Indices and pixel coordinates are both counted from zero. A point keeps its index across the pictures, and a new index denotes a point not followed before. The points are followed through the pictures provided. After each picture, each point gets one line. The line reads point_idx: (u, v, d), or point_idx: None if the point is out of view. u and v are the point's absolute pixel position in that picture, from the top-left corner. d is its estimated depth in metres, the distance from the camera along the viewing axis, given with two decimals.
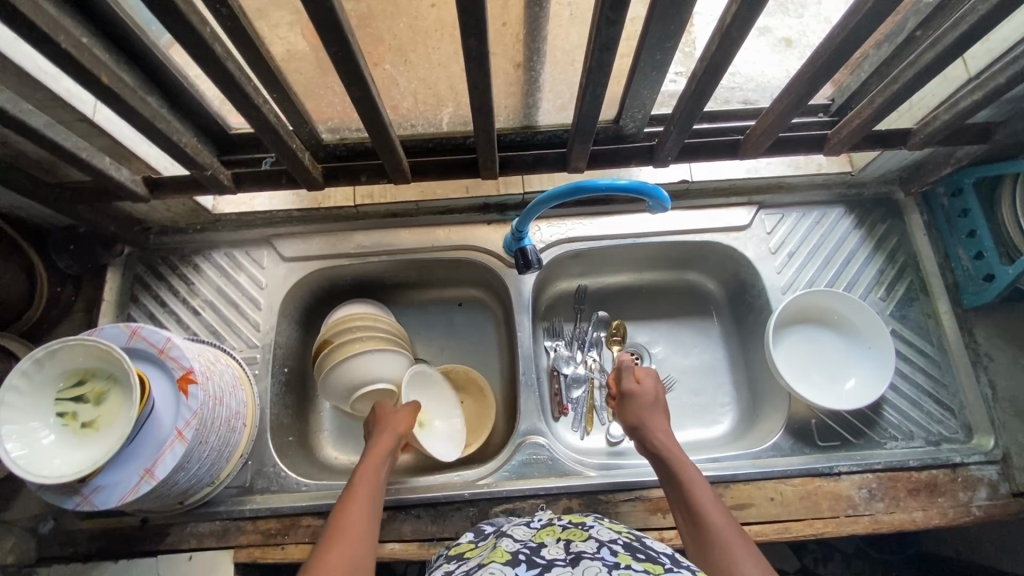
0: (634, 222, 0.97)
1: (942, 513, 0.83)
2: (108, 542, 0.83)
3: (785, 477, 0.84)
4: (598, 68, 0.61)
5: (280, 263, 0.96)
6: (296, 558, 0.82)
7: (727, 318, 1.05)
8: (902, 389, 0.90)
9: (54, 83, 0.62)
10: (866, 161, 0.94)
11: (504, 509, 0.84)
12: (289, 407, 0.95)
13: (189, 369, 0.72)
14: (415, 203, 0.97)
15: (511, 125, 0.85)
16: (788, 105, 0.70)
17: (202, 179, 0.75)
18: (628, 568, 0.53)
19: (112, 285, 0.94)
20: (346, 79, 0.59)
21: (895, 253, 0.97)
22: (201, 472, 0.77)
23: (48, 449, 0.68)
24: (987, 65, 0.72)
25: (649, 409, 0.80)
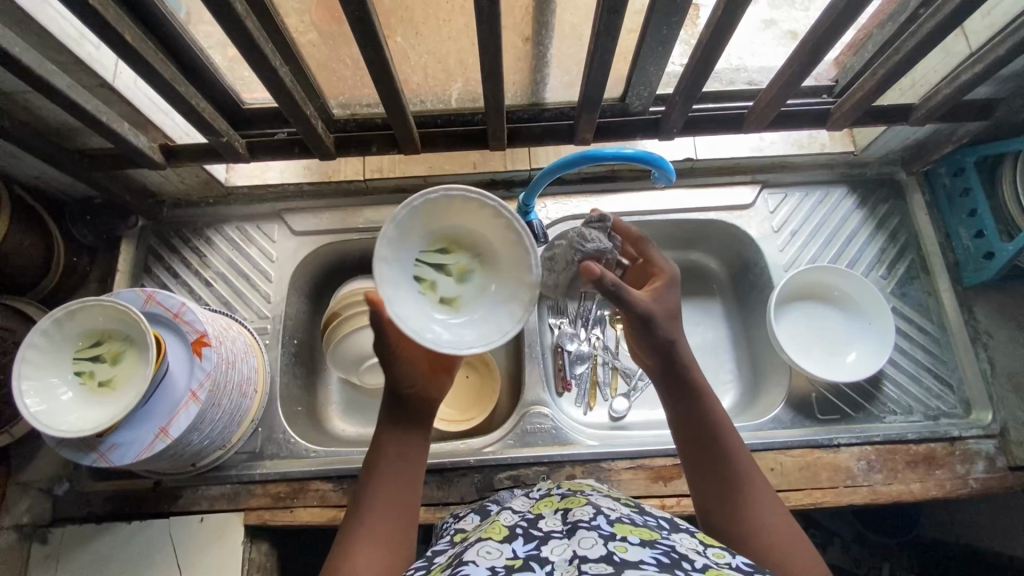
0: (639, 200, 0.99)
1: (940, 485, 0.84)
2: (120, 504, 0.85)
3: (785, 448, 0.86)
4: (605, 35, 0.63)
5: (291, 237, 0.98)
6: (305, 520, 0.84)
7: (730, 296, 1.06)
8: (901, 364, 0.92)
9: (78, 47, 0.65)
10: (869, 139, 0.95)
11: (509, 476, 0.86)
12: (298, 377, 0.97)
13: (203, 332, 0.74)
14: (423, 178, 0.99)
15: (519, 102, 0.86)
16: (789, 76, 0.72)
17: (218, 147, 0.77)
18: (624, 540, 0.53)
19: (126, 256, 0.95)
20: (361, 41, 0.61)
21: (898, 232, 0.98)
22: (213, 434, 0.78)
23: (66, 405, 0.69)
24: (987, 39, 0.74)
25: (674, 323, 0.65)
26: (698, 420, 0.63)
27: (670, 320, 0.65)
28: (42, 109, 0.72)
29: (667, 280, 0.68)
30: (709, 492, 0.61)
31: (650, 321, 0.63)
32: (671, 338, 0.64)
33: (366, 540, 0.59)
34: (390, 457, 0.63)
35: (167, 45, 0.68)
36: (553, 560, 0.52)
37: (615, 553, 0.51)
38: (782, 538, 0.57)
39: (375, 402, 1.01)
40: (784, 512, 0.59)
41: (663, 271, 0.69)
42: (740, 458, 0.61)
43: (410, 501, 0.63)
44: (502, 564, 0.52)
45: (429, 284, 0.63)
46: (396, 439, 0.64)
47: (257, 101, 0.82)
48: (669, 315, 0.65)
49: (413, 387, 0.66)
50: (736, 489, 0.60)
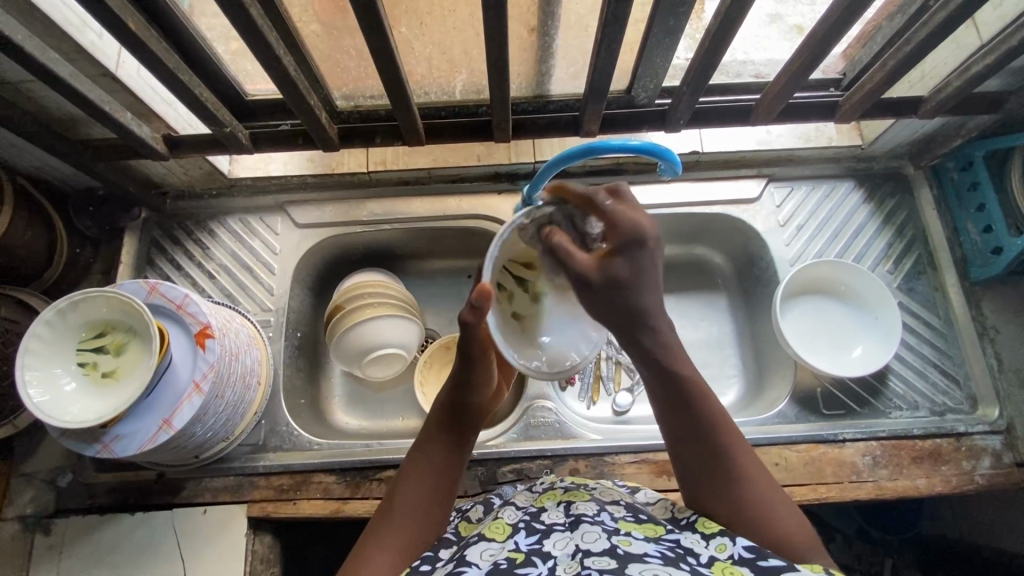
0: (644, 194, 0.98)
1: (946, 481, 0.84)
2: (124, 495, 0.85)
3: (790, 443, 0.86)
4: (613, 24, 0.62)
5: (294, 229, 0.98)
6: (308, 512, 0.84)
7: (735, 291, 1.06)
8: (908, 359, 0.91)
9: (80, 36, 0.65)
10: (877, 133, 0.94)
11: (512, 469, 0.85)
12: (301, 370, 0.97)
13: (206, 323, 0.74)
14: (427, 170, 0.98)
15: (525, 93, 0.85)
16: (798, 67, 0.71)
17: (221, 137, 0.77)
18: (628, 535, 0.53)
19: (129, 249, 0.95)
20: (366, 29, 0.60)
21: (905, 227, 0.97)
22: (217, 426, 0.78)
23: (69, 395, 0.69)
24: (997, 31, 0.73)
25: (637, 291, 0.58)
26: (676, 395, 0.59)
27: (619, 288, 0.58)
28: (45, 99, 0.72)
29: (623, 243, 0.58)
30: (693, 467, 0.59)
31: (592, 292, 0.59)
32: (630, 306, 0.58)
33: (390, 534, 0.59)
34: (431, 460, 0.64)
35: (170, 34, 0.68)
36: (556, 555, 0.52)
37: (618, 547, 0.51)
38: (777, 512, 0.56)
39: (378, 395, 1.01)
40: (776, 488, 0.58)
41: (619, 231, 0.58)
42: (725, 434, 0.59)
43: (440, 509, 0.63)
44: (504, 558, 0.52)
45: (508, 294, 0.69)
46: (441, 446, 0.65)
47: (260, 93, 0.81)
48: (616, 281, 0.58)
49: (469, 400, 0.67)
50: (722, 466, 0.58)
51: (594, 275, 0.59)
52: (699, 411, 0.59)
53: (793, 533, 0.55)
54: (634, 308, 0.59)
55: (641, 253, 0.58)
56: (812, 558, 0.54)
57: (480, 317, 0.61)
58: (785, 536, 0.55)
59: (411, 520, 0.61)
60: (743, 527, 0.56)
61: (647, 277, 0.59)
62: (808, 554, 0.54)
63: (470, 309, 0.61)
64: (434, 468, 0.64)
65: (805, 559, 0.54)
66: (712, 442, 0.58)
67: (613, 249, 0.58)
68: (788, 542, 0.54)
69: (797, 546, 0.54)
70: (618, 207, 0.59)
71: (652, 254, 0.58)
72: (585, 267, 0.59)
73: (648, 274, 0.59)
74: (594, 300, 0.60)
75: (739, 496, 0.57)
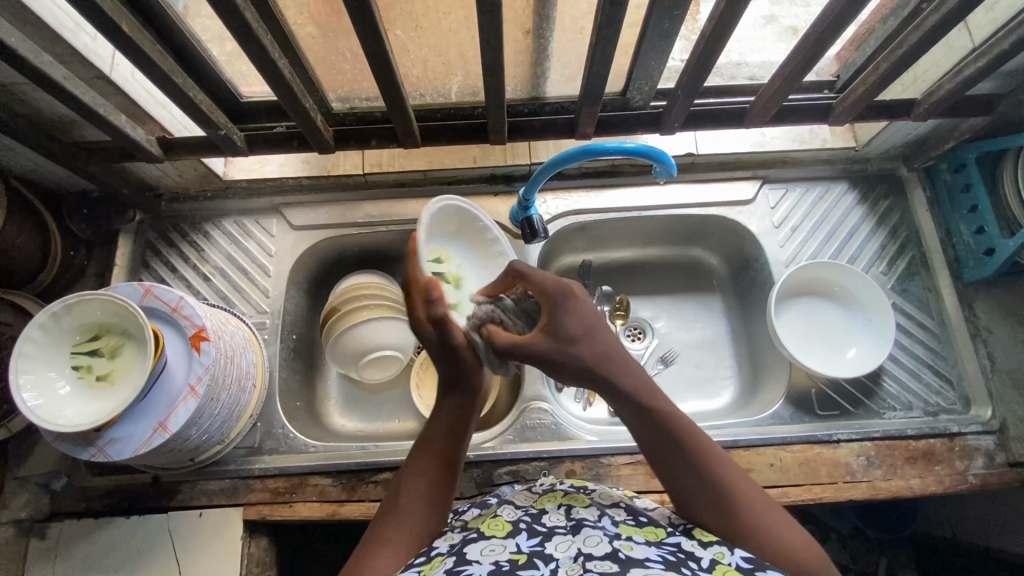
0: (640, 195, 0.98)
1: (939, 481, 0.84)
2: (119, 498, 0.85)
3: (785, 444, 0.86)
4: (607, 27, 0.62)
5: (289, 231, 0.97)
6: (304, 515, 0.84)
7: (730, 293, 1.06)
8: (901, 360, 0.92)
9: (74, 38, 0.65)
10: (871, 135, 0.95)
11: (508, 471, 0.85)
12: (297, 372, 0.97)
13: (201, 326, 0.74)
14: (422, 172, 0.98)
15: (520, 96, 0.85)
16: (793, 69, 0.72)
17: (216, 140, 0.77)
18: (629, 540, 0.54)
19: (123, 251, 0.95)
20: (361, 32, 0.60)
21: (898, 228, 0.98)
22: (212, 429, 0.78)
23: (64, 399, 0.69)
24: (991, 33, 0.74)
25: (591, 341, 0.62)
26: (659, 433, 0.60)
27: (573, 342, 0.62)
28: (39, 102, 0.71)
29: (554, 299, 0.64)
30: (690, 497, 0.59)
31: (547, 356, 0.62)
32: (585, 360, 0.61)
33: (395, 528, 0.60)
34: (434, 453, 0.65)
35: (165, 37, 0.67)
36: (558, 557, 0.52)
37: (620, 551, 0.52)
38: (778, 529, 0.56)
39: (374, 398, 1.01)
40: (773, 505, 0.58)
41: (544, 293, 0.64)
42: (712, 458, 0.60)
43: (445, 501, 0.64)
44: (506, 559, 0.52)
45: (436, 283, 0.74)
46: (444, 437, 0.66)
47: (255, 94, 0.81)
48: (568, 337, 0.62)
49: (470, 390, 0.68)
50: (720, 492, 0.58)
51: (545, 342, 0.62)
52: (686, 443, 0.60)
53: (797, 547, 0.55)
54: (589, 362, 0.62)
55: (571, 308, 0.63)
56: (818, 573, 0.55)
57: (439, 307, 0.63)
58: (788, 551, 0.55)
59: (415, 514, 0.61)
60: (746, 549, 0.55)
61: (591, 326, 0.63)
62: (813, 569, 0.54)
63: (433, 305, 0.63)
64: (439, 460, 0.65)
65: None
66: (704, 466, 0.59)
67: (548, 309, 0.64)
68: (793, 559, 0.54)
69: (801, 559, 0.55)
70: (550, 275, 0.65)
71: (584, 305, 0.64)
72: (529, 339, 0.63)
73: (591, 324, 0.63)
74: (552, 365, 0.63)
75: (740, 515, 0.56)
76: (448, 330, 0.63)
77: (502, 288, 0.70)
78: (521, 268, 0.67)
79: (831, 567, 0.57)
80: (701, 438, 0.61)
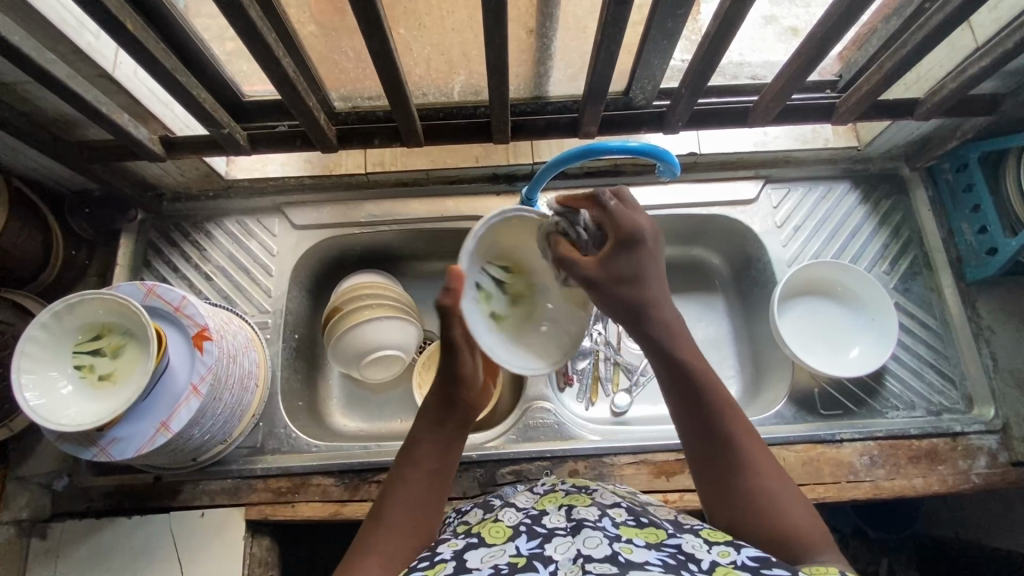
0: (642, 195, 0.98)
1: (942, 481, 0.84)
2: (121, 498, 0.84)
3: (788, 443, 0.86)
4: (612, 26, 0.62)
5: (292, 231, 0.97)
6: (307, 515, 0.83)
7: (732, 292, 1.06)
8: (904, 360, 0.92)
9: (77, 36, 0.65)
10: (873, 135, 0.95)
11: (511, 471, 0.85)
12: (299, 372, 0.97)
13: (203, 326, 0.74)
14: (425, 171, 0.98)
15: (522, 96, 0.85)
16: (797, 68, 0.71)
17: (219, 138, 0.77)
18: (629, 541, 0.53)
19: (125, 251, 0.95)
20: (366, 31, 0.60)
21: (901, 228, 0.98)
22: (214, 429, 0.78)
23: (66, 398, 0.69)
24: (994, 33, 0.74)
25: (637, 286, 0.62)
26: (688, 389, 0.60)
27: (624, 284, 0.62)
28: (41, 100, 0.71)
29: (623, 241, 0.62)
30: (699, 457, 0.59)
31: (598, 287, 0.62)
32: (631, 301, 0.62)
33: (380, 542, 0.58)
34: (426, 458, 0.64)
35: (168, 35, 0.67)
36: (557, 559, 0.52)
37: (620, 554, 0.51)
38: (782, 508, 0.55)
39: (376, 398, 1.01)
40: (785, 481, 0.57)
41: (620, 232, 0.62)
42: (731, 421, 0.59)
43: (433, 513, 0.62)
44: (505, 562, 0.52)
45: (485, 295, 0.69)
46: (429, 448, 0.65)
47: (257, 93, 0.81)
48: (620, 278, 0.62)
49: (457, 397, 0.67)
50: (738, 458, 0.57)
51: (598, 273, 0.62)
52: (713, 402, 0.59)
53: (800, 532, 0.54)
54: (634, 302, 0.62)
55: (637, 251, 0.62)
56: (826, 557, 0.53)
57: (453, 298, 0.64)
58: (794, 529, 0.54)
59: (402, 527, 0.60)
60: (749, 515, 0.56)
61: (644, 273, 0.63)
62: (817, 554, 0.53)
63: (445, 294, 0.65)
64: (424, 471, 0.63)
65: (813, 558, 0.53)
66: (719, 428, 0.59)
67: (611, 247, 0.63)
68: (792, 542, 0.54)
69: (807, 542, 0.54)
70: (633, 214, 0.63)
71: (647, 256, 0.63)
72: (587, 265, 0.62)
73: (647, 270, 0.63)
74: (599, 294, 0.63)
75: (745, 482, 0.57)
76: (452, 323, 0.65)
77: (584, 202, 0.65)
78: (604, 198, 0.63)
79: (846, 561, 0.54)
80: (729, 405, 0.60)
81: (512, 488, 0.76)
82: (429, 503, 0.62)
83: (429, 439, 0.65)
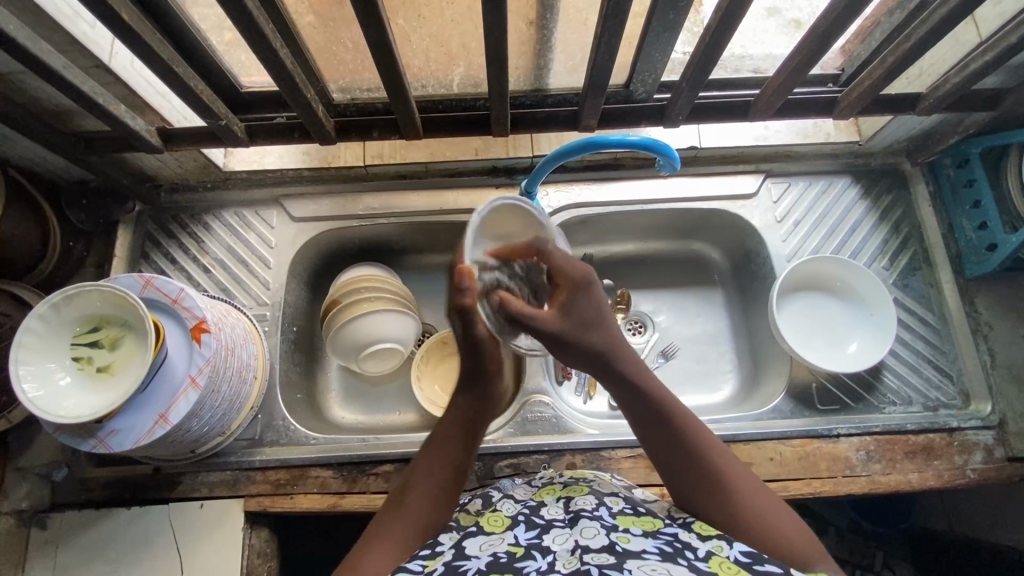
0: (642, 189, 0.98)
1: (938, 475, 0.85)
2: (121, 489, 0.85)
3: (785, 438, 0.86)
4: (613, 18, 0.61)
5: (290, 223, 0.97)
6: (306, 507, 0.84)
7: (731, 287, 1.06)
8: (902, 356, 0.92)
9: (72, 25, 0.64)
10: (875, 129, 0.94)
11: (509, 464, 0.86)
12: (297, 365, 0.97)
13: (202, 319, 0.74)
14: (423, 164, 0.98)
15: (521, 88, 0.84)
16: (799, 61, 0.71)
17: (216, 130, 0.76)
18: (626, 531, 0.54)
19: (123, 242, 0.94)
20: (364, 21, 0.59)
21: (901, 223, 0.98)
22: (213, 421, 0.78)
23: (65, 390, 0.69)
24: (998, 27, 0.73)
25: (597, 329, 0.65)
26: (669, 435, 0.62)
27: (587, 328, 0.64)
28: (37, 91, 0.71)
29: (572, 283, 0.65)
30: (682, 485, 0.61)
31: (559, 334, 0.64)
32: (594, 347, 0.64)
33: (394, 532, 0.60)
34: (445, 454, 0.65)
35: (164, 25, 0.67)
36: (554, 549, 0.52)
37: (617, 543, 0.51)
38: (775, 522, 0.58)
39: (375, 391, 1.01)
40: (768, 493, 0.61)
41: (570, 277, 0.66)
42: (707, 443, 0.62)
43: (448, 505, 0.64)
44: (503, 551, 0.53)
45: None
46: (453, 443, 0.66)
47: (255, 84, 0.81)
48: (581, 323, 0.64)
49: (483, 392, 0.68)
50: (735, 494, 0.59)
51: (561, 321, 0.64)
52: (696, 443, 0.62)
53: (790, 539, 0.57)
54: (600, 348, 0.64)
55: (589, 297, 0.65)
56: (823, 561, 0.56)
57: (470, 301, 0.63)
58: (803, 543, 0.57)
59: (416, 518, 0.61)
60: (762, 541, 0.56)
61: (601, 316, 0.65)
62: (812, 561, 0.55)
63: (460, 295, 0.63)
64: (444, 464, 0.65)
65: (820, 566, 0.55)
66: (710, 470, 0.60)
67: (564, 293, 0.65)
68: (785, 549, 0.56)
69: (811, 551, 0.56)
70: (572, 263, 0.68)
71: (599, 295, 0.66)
72: (546, 316, 0.63)
73: (600, 310, 0.66)
74: (563, 346, 0.64)
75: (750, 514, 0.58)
76: (475, 322, 0.64)
77: (519, 253, 0.68)
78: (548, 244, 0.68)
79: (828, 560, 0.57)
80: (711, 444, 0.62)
81: (509, 481, 0.76)
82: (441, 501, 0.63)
83: (450, 437, 0.67)
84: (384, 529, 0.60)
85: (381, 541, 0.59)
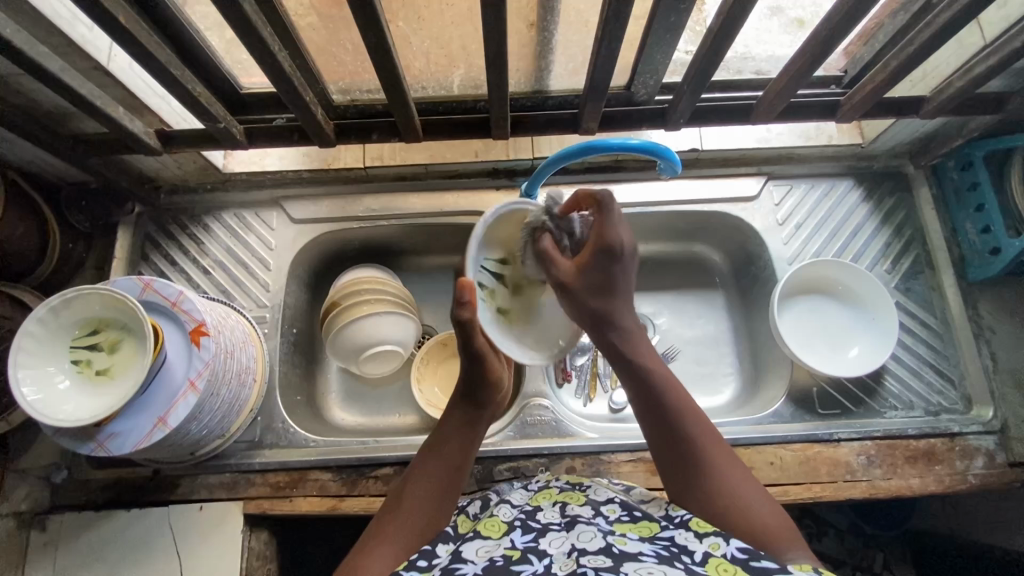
0: (643, 190, 0.98)
1: (939, 481, 0.84)
2: (120, 490, 0.85)
3: (785, 442, 0.86)
4: (614, 21, 0.61)
5: (290, 225, 0.97)
6: (305, 510, 0.84)
7: (732, 289, 1.06)
8: (904, 359, 0.92)
9: (70, 29, 0.64)
10: (877, 132, 0.94)
11: (508, 468, 0.86)
12: (298, 367, 0.97)
13: (201, 322, 0.73)
14: (424, 165, 0.97)
15: (522, 89, 0.83)
16: (803, 65, 0.70)
17: (215, 132, 0.76)
18: (624, 535, 0.54)
19: (123, 243, 0.94)
20: (362, 24, 0.59)
21: (903, 226, 0.97)
22: (212, 424, 0.78)
23: (62, 394, 0.69)
24: (1002, 31, 0.72)
25: (605, 297, 0.68)
26: (656, 409, 0.66)
27: (595, 292, 0.68)
28: (35, 93, 0.71)
29: (605, 251, 0.66)
30: (665, 455, 0.65)
31: (568, 289, 0.68)
32: (596, 309, 0.68)
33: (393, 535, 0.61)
34: (446, 457, 0.67)
35: (163, 28, 0.66)
36: (551, 553, 0.52)
37: (614, 546, 0.52)
38: (749, 503, 0.60)
39: (376, 392, 1.01)
40: (756, 487, 0.62)
41: (602, 240, 0.66)
42: (692, 419, 0.65)
43: (446, 507, 0.65)
44: (500, 554, 0.52)
45: (490, 293, 0.70)
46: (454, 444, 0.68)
47: (255, 86, 0.80)
48: (591, 286, 0.68)
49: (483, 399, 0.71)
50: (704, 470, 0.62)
51: (572, 279, 0.67)
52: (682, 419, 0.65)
53: (765, 526, 0.58)
54: (598, 313, 0.68)
55: (615, 265, 0.67)
56: (792, 547, 0.56)
57: (469, 311, 0.64)
58: (768, 531, 0.57)
59: (417, 517, 0.63)
60: (721, 515, 0.59)
61: (616, 291, 0.69)
62: (784, 549, 0.56)
63: (461, 308, 0.64)
64: (447, 466, 0.67)
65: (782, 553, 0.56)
66: (692, 441, 0.64)
67: (591, 255, 0.68)
68: (758, 534, 0.57)
69: (779, 540, 0.57)
70: (613, 232, 0.67)
71: (624, 266, 0.68)
72: (563, 268, 0.68)
73: (619, 285, 0.69)
74: (570, 297, 0.68)
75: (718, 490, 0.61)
76: (473, 336, 0.66)
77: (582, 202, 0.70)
78: (611, 203, 0.67)
79: (816, 562, 0.57)
80: (697, 422, 0.65)
81: (510, 485, 0.76)
82: (440, 502, 0.65)
83: (450, 439, 0.69)
84: (384, 531, 0.61)
85: (380, 544, 0.60)
